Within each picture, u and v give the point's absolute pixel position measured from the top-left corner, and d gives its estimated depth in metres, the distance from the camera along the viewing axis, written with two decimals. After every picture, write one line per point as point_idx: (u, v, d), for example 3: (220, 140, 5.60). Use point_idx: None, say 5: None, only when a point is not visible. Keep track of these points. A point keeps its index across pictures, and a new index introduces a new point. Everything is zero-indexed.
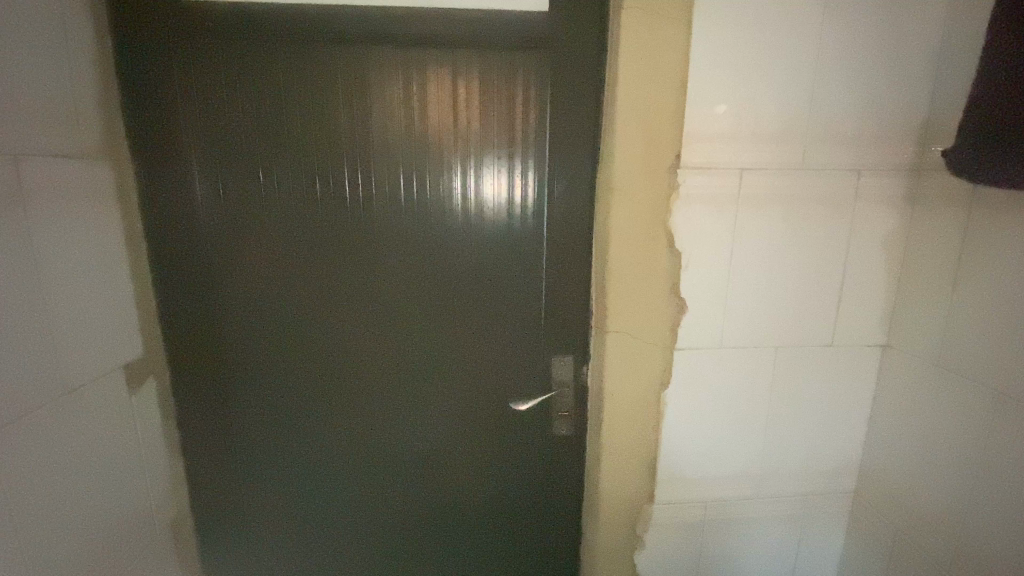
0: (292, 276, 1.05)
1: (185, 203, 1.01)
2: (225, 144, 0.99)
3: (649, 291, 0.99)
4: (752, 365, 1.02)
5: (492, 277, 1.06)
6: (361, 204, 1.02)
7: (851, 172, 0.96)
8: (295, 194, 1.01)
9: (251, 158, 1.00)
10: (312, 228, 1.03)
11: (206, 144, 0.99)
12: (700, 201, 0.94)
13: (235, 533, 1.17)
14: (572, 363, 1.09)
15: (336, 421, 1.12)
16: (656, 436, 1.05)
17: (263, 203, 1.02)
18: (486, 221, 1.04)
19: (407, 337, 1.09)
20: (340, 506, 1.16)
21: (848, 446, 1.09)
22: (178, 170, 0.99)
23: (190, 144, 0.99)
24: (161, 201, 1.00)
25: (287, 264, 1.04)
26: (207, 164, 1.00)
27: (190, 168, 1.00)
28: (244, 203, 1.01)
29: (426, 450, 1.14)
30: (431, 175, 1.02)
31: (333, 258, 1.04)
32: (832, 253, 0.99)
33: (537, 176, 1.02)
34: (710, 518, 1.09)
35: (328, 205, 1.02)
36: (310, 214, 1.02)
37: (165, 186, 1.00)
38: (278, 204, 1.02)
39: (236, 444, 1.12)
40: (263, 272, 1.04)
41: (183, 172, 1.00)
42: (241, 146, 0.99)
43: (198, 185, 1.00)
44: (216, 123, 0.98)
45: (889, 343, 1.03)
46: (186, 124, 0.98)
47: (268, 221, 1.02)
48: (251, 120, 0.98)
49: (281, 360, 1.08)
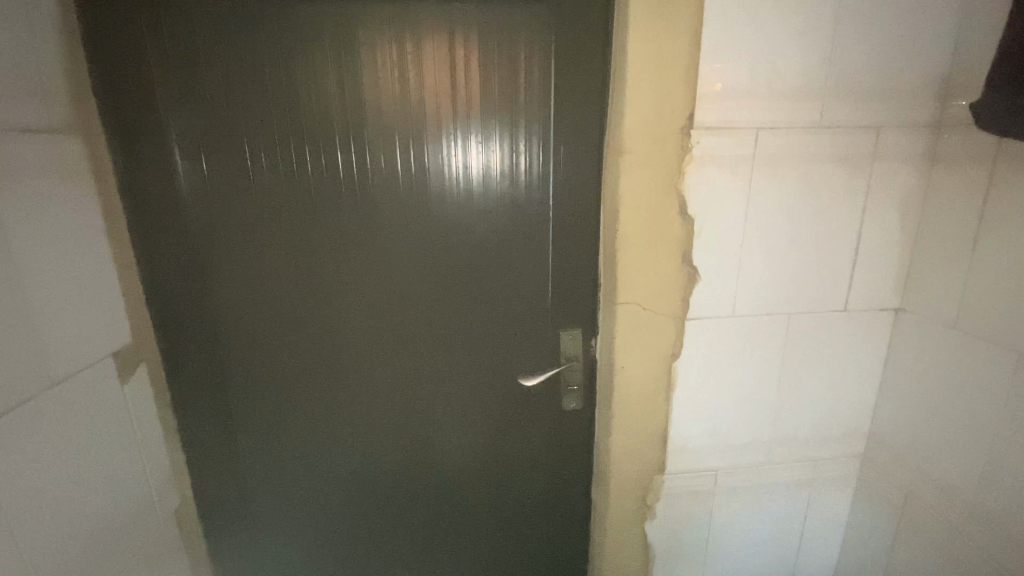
0: (289, 258, 1.00)
1: (170, 183, 0.94)
2: (207, 118, 0.92)
3: (662, 260, 0.95)
4: (765, 332, 1.00)
5: (495, 250, 1.02)
6: (356, 178, 0.97)
7: (870, 129, 0.92)
8: (286, 172, 0.96)
9: (237, 132, 0.93)
10: (304, 207, 0.98)
11: (187, 118, 0.92)
12: (715, 164, 0.90)
13: (241, 518, 1.15)
14: (581, 337, 1.06)
15: (341, 405, 1.09)
16: (668, 406, 1.03)
17: (253, 182, 0.96)
18: (489, 191, 0.99)
19: (410, 319, 1.05)
20: (349, 488, 1.14)
21: (859, 410, 1.08)
22: (158, 147, 0.93)
23: (169, 119, 0.92)
24: (143, 182, 0.94)
25: (283, 245, 0.99)
26: (190, 140, 0.93)
27: (172, 145, 0.93)
28: (233, 182, 0.96)
29: (435, 430, 1.12)
30: (429, 143, 0.96)
31: (331, 238, 0.99)
32: (848, 215, 0.95)
33: (542, 141, 0.97)
34: (722, 485, 1.09)
35: (321, 182, 0.96)
36: (303, 193, 0.97)
37: (146, 165, 0.93)
38: (269, 181, 0.96)
39: (237, 430, 1.09)
40: (258, 255, 0.99)
41: (164, 149, 0.93)
42: (225, 119, 0.93)
43: (182, 164, 0.94)
44: (197, 96, 0.91)
45: (903, 306, 1.01)
46: (163, 96, 0.91)
47: (258, 202, 0.97)
48: (234, 91, 0.91)
49: (281, 345, 1.05)
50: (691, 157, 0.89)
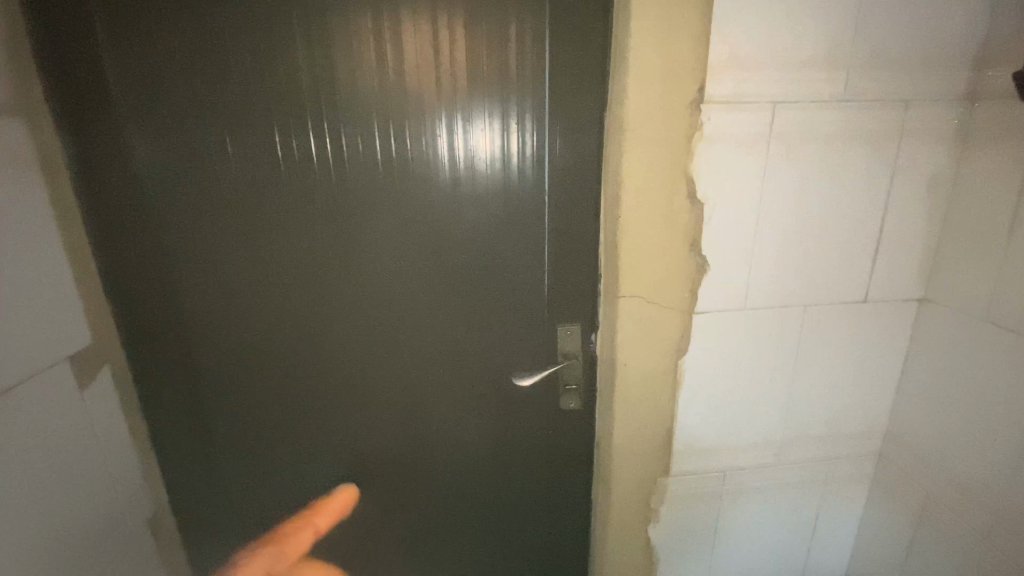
0: (264, 255, 0.92)
1: (128, 174, 0.86)
2: (164, 100, 0.83)
3: (668, 248, 0.87)
4: (778, 326, 0.93)
5: (486, 240, 0.94)
6: (332, 165, 0.88)
7: (898, 104, 0.83)
8: (254, 158, 0.87)
9: (199, 116, 0.84)
10: (276, 197, 0.89)
11: (141, 100, 0.83)
12: (728, 142, 0.81)
13: (220, 525, 1.09)
14: (580, 333, 0.99)
15: (324, 411, 1.02)
16: (673, 406, 0.96)
17: (220, 173, 0.87)
18: (479, 175, 0.91)
19: (394, 317, 0.97)
20: (333, 494, 1.08)
21: (876, 406, 1.02)
22: (113, 134, 0.84)
23: (121, 102, 0.83)
24: (98, 172, 0.86)
25: (256, 242, 0.91)
26: (147, 126, 0.84)
27: (127, 131, 0.84)
28: (197, 172, 0.87)
29: (426, 434, 1.05)
30: (412, 122, 0.87)
31: (308, 234, 0.91)
32: (871, 200, 0.87)
33: (537, 120, 0.88)
34: (730, 487, 1.03)
35: (294, 169, 0.88)
36: (275, 182, 0.88)
37: (100, 154, 0.85)
38: (238, 171, 0.87)
39: (213, 435, 1.02)
40: (228, 252, 0.91)
41: (120, 136, 0.84)
42: (184, 101, 0.83)
43: (140, 152, 0.85)
44: (152, 75, 0.82)
45: (926, 297, 0.94)
46: (114, 76, 0.81)
47: (226, 191, 0.88)
48: (193, 69, 0.82)
49: (258, 349, 0.97)
50: (701, 135, 0.81)
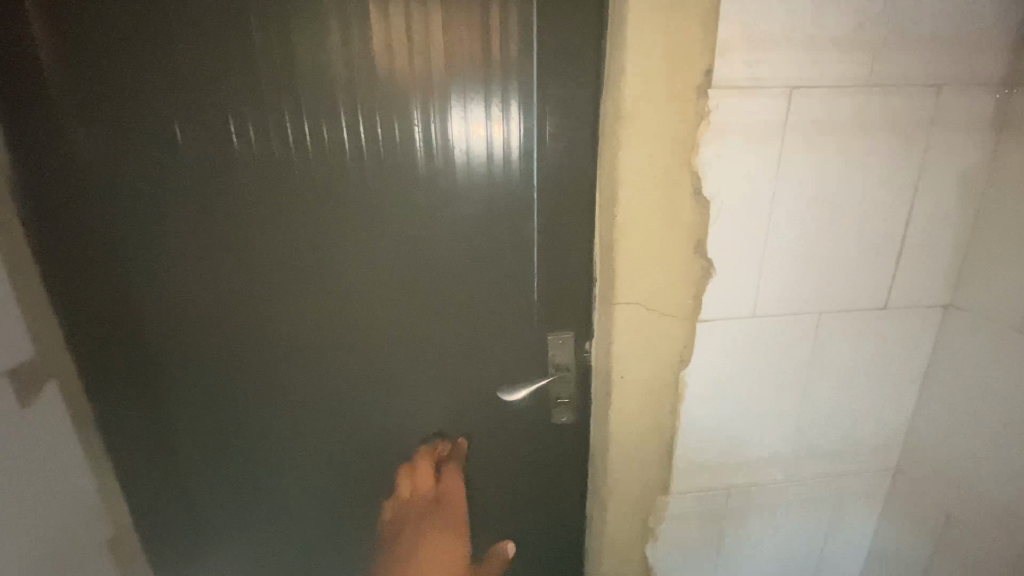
0: (225, 263, 0.84)
1: (71, 174, 0.78)
2: (107, 90, 0.74)
3: (670, 251, 0.79)
4: (789, 334, 0.85)
5: (470, 242, 0.86)
6: (297, 160, 0.80)
7: (928, 89, 0.74)
8: (209, 152, 0.78)
9: (146, 109, 0.76)
10: (235, 195, 0.81)
11: (81, 90, 0.74)
12: (738, 132, 0.72)
13: (187, 546, 1.01)
14: (573, 342, 0.91)
15: (295, 429, 0.94)
16: (673, 421, 0.89)
17: (173, 172, 0.79)
18: (461, 169, 0.82)
19: (369, 326, 0.89)
20: (309, 514, 1.01)
21: (892, 419, 0.94)
22: (51, 129, 0.75)
23: (59, 93, 0.74)
24: (38, 173, 0.77)
25: (216, 248, 0.83)
26: (89, 120, 0.75)
27: (68, 126, 0.75)
28: (147, 172, 0.78)
29: (406, 452, 0.97)
30: (385, 110, 0.78)
31: (273, 239, 0.83)
32: (894, 197, 0.79)
33: (526, 108, 0.79)
34: (734, 505, 0.95)
35: (254, 165, 0.79)
36: (233, 179, 0.80)
37: (39, 151, 0.76)
38: (193, 170, 0.79)
39: (174, 452, 0.94)
40: (186, 260, 0.83)
41: (60, 132, 0.76)
42: (129, 92, 0.75)
43: (83, 149, 0.77)
44: (92, 63, 0.73)
45: (953, 302, 0.86)
46: (49, 64, 0.73)
47: (179, 190, 0.80)
48: (138, 55, 0.73)
49: (222, 363, 0.89)
50: (707, 126, 0.72)
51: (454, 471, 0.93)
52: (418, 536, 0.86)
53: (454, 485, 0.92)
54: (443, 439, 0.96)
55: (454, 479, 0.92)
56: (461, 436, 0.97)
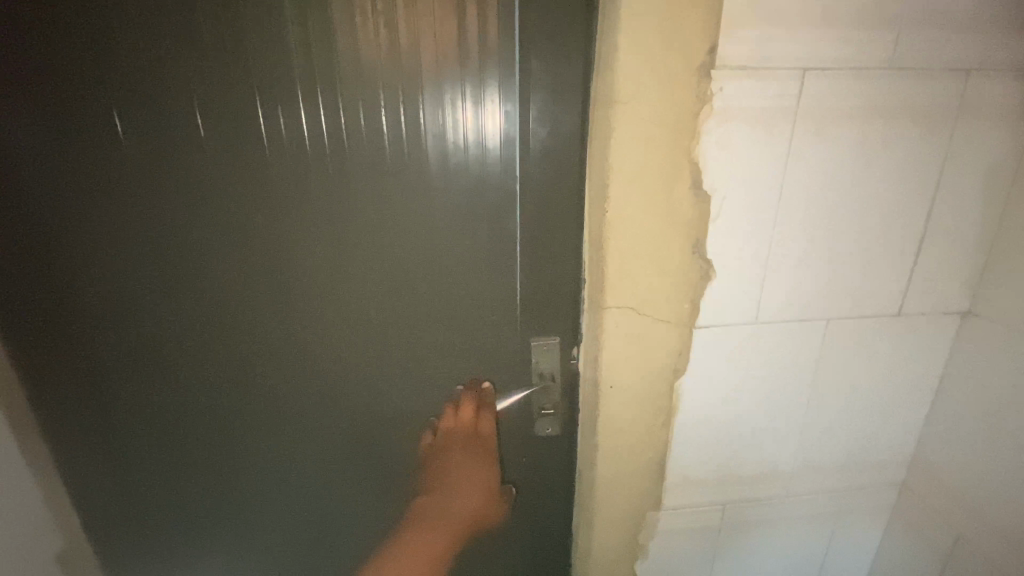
0: (177, 263, 0.77)
1: (9, 165, 0.71)
2: (36, 73, 0.67)
3: (664, 250, 0.72)
4: (794, 342, 0.78)
5: (448, 240, 0.78)
6: (256, 149, 0.72)
7: (954, 76, 0.67)
8: (159, 141, 0.71)
9: (82, 95, 0.68)
10: (188, 188, 0.74)
11: (13, 73, 0.67)
12: (743, 118, 0.65)
13: (147, 561, 0.95)
14: (559, 349, 0.84)
15: (260, 439, 0.88)
16: (667, 436, 0.81)
17: (115, 164, 0.72)
18: (436, 159, 0.74)
19: (338, 330, 0.82)
20: (275, 526, 0.95)
21: (902, 432, 0.88)
22: None
23: None
24: None
25: (167, 247, 0.76)
26: (26, 106, 0.69)
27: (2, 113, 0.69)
28: (87, 163, 0.72)
29: (379, 462, 0.91)
30: (351, 93, 0.70)
31: (229, 237, 0.76)
32: (914, 193, 0.72)
33: (506, 91, 0.71)
34: (730, 522, 0.89)
35: (208, 155, 0.72)
36: (185, 171, 0.73)
37: None
38: (138, 161, 0.72)
39: (127, 464, 0.88)
40: (133, 259, 0.76)
41: None
42: (61, 75, 0.67)
43: (19, 138, 0.70)
44: (24, 41, 0.66)
45: (972, 310, 0.79)
46: None
47: (126, 182, 0.73)
48: (68, 34, 0.66)
49: (177, 371, 0.83)
50: (709, 111, 0.63)
51: (492, 416, 0.87)
52: (453, 461, 0.87)
53: (491, 432, 0.87)
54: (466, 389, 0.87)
55: (490, 425, 0.87)
56: (484, 381, 0.87)
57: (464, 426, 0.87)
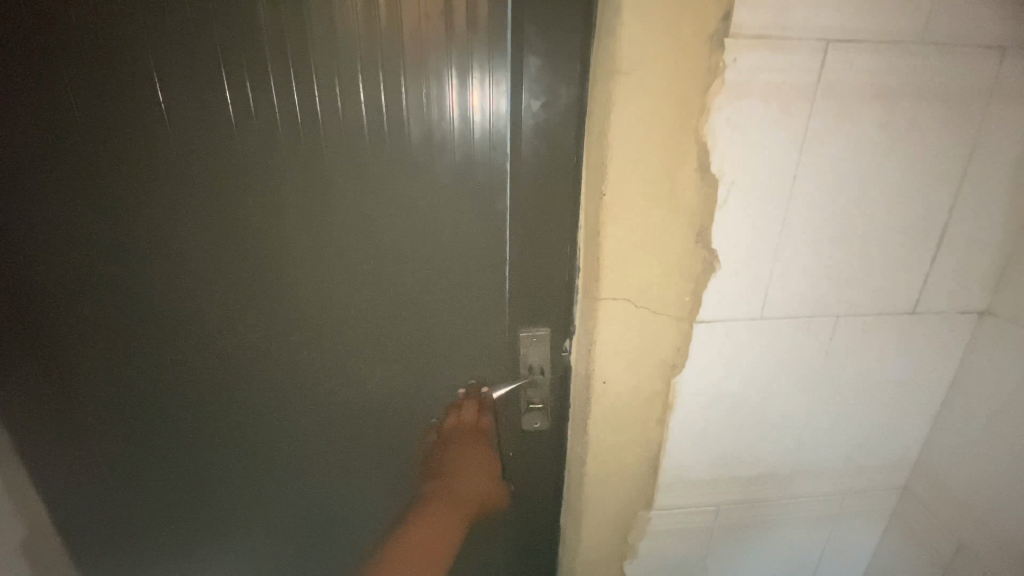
0: (141, 244, 0.71)
1: None
2: None
3: (668, 239, 0.65)
4: (800, 339, 0.73)
5: (435, 224, 0.73)
6: (226, 118, 0.66)
7: (989, 55, 0.61)
8: (120, 105, 0.65)
9: (23, 57, 0.62)
10: (153, 159, 0.67)
11: None
12: (759, 94, 0.59)
13: (114, 552, 0.90)
14: (549, 340, 0.79)
15: (232, 428, 0.83)
16: (662, 433, 0.77)
17: (67, 135, 0.66)
18: (421, 134, 0.68)
19: (315, 316, 0.77)
20: (251, 522, 0.90)
21: (907, 435, 0.84)
22: None
23: None
24: None
25: (130, 227, 0.70)
26: None
27: None
28: (35, 134, 0.65)
29: (358, 454, 0.87)
30: (328, 58, 0.64)
31: (199, 216, 0.70)
32: (937, 184, 0.66)
33: (497, 60, 0.65)
34: (723, 523, 0.86)
35: (175, 123, 0.66)
36: (149, 140, 0.67)
37: None
38: (91, 132, 0.66)
39: (93, 451, 0.83)
40: (92, 240, 0.71)
41: None
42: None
43: None
44: None
45: (989, 309, 0.74)
46: None
47: (84, 150, 0.66)
48: None
49: (145, 359, 0.77)
50: (721, 83, 0.58)
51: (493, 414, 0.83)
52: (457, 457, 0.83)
53: (491, 427, 0.84)
54: (467, 393, 0.83)
55: (491, 421, 0.84)
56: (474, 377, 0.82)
57: (464, 423, 0.83)
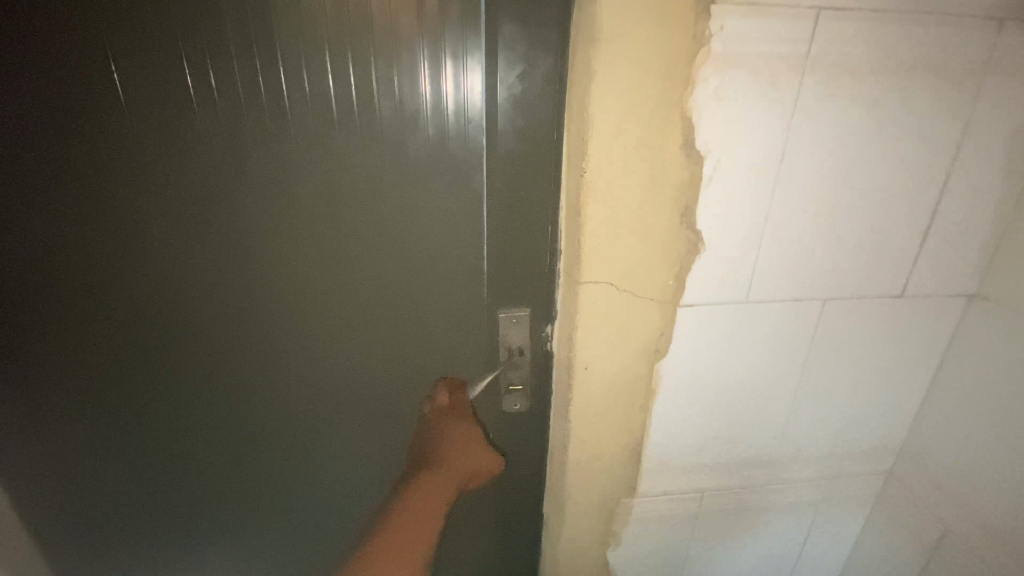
0: (99, 224, 0.67)
1: None
2: None
3: (652, 220, 0.62)
4: (787, 322, 0.72)
5: (414, 207, 0.70)
6: (191, 93, 0.62)
7: (987, 26, 0.59)
8: (76, 79, 0.60)
9: None
10: (115, 138, 0.63)
11: None
12: (746, 65, 0.57)
13: (84, 548, 0.87)
14: (529, 323, 0.76)
15: (204, 419, 0.80)
16: (645, 416, 0.76)
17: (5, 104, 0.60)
18: (392, 108, 0.64)
19: (291, 302, 0.74)
20: (227, 513, 0.87)
21: (894, 420, 0.83)
22: None
23: None
24: None
25: (83, 204, 0.66)
26: None
27: None
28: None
29: (336, 442, 0.84)
30: (290, 24, 0.60)
31: (156, 193, 0.66)
32: (929, 162, 0.64)
33: (472, 30, 0.61)
34: (708, 509, 0.85)
35: (137, 99, 0.62)
36: (111, 117, 0.62)
37: None
38: (47, 107, 0.61)
39: (61, 447, 0.79)
40: (51, 223, 0.66)
41: None
42: None
43: None
44: None
45: (979, 292, 0.73)
46: None
47: (42, 128, 0.62)
48: None
49: (112, 349, 0.74)
50: (707, 53, 0.55)
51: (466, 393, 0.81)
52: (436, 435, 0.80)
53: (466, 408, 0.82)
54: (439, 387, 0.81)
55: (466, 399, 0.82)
56: (456, 366, 0.80)
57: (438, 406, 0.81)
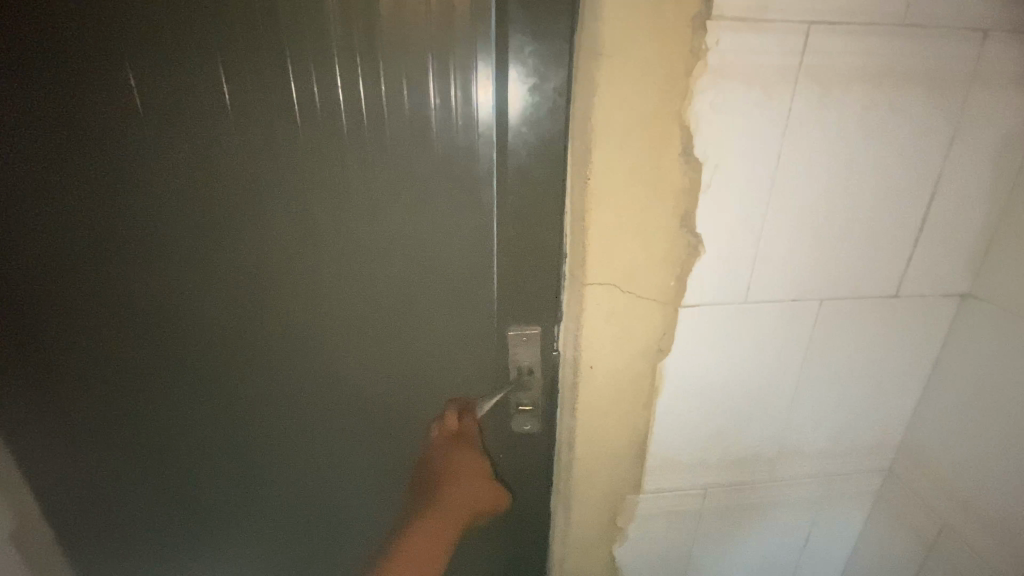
0: (133, 234, 0.71)
1: None
2: None
3: (653, 224, 0.65)
4: (785, 321, 0.74)
5: (426, 216, 0.73)
6: (220, 111, 0.66)
7: (971, 39, 0.61)
8: (116, 98, 0.65)
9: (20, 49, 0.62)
10: (150, 152, 0.67)
11: None
12: (741, 78, 0.60)
13: (108, 546, 0.90)
14: (539, 343, 0.78)
15: (223, 422, 0.82)
16: (648, 416, 0.78)
17: (51, 123, 0.65)
18: (404, 121, 0.68)
19: (308, 307, 0.77)
20: (243, 516, 0.90)
21: (892, 417, 0.85)
22: None
23: None
24: None
25: (119, 215, 0.70)
26: None
27: None
28: (14, 124, 0.65)
29: (349, 446, 0.86)
30: (309, 44, 0.63)
31: (184, 209, 0.70)
32: (919, 168, 0.67)
33: (481, 48, 0.64)
34: (711, 506, 0.87)
35: (171, 117, 0.66)
36: (147, 134, 0.66)
37: None
38: (90, 126, 0.66)
39: (89, 447, 0.82)
40: (89, 232, 0.70)
41: None
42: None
43: None
44: None
45: (971, 292, 0.75)
46: None
47: (85, 144, 0.67)
48: None
49: (140, 352, 0.77)
50: (704, 67, 0.59)
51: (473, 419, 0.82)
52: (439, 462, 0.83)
53: (473, 431, 0.83)
54: (453, 406, 0.83)
55: (472, 425, 0.82)
56: (466, 371, 0.82)
57: (446, 431, 0.83)
